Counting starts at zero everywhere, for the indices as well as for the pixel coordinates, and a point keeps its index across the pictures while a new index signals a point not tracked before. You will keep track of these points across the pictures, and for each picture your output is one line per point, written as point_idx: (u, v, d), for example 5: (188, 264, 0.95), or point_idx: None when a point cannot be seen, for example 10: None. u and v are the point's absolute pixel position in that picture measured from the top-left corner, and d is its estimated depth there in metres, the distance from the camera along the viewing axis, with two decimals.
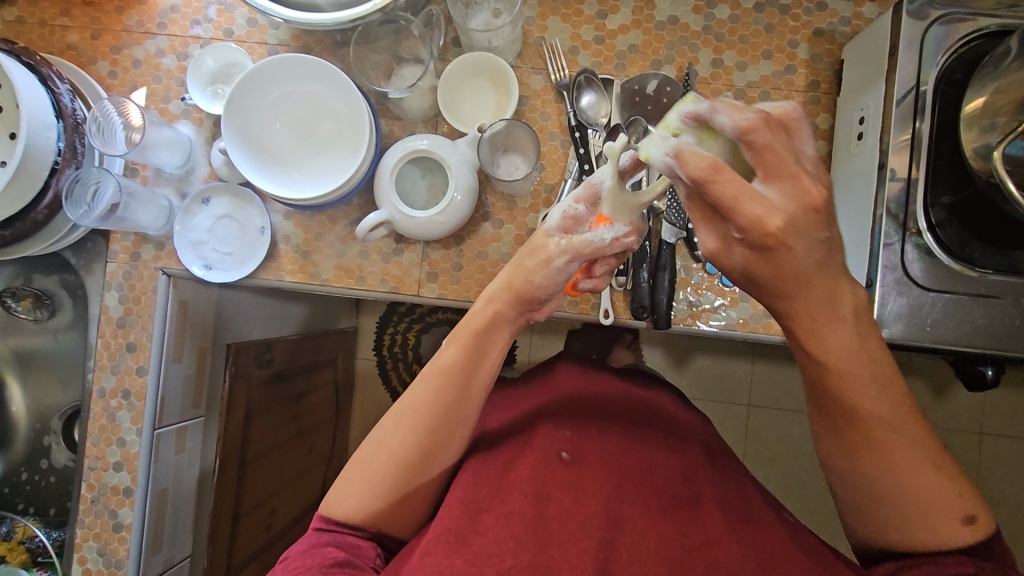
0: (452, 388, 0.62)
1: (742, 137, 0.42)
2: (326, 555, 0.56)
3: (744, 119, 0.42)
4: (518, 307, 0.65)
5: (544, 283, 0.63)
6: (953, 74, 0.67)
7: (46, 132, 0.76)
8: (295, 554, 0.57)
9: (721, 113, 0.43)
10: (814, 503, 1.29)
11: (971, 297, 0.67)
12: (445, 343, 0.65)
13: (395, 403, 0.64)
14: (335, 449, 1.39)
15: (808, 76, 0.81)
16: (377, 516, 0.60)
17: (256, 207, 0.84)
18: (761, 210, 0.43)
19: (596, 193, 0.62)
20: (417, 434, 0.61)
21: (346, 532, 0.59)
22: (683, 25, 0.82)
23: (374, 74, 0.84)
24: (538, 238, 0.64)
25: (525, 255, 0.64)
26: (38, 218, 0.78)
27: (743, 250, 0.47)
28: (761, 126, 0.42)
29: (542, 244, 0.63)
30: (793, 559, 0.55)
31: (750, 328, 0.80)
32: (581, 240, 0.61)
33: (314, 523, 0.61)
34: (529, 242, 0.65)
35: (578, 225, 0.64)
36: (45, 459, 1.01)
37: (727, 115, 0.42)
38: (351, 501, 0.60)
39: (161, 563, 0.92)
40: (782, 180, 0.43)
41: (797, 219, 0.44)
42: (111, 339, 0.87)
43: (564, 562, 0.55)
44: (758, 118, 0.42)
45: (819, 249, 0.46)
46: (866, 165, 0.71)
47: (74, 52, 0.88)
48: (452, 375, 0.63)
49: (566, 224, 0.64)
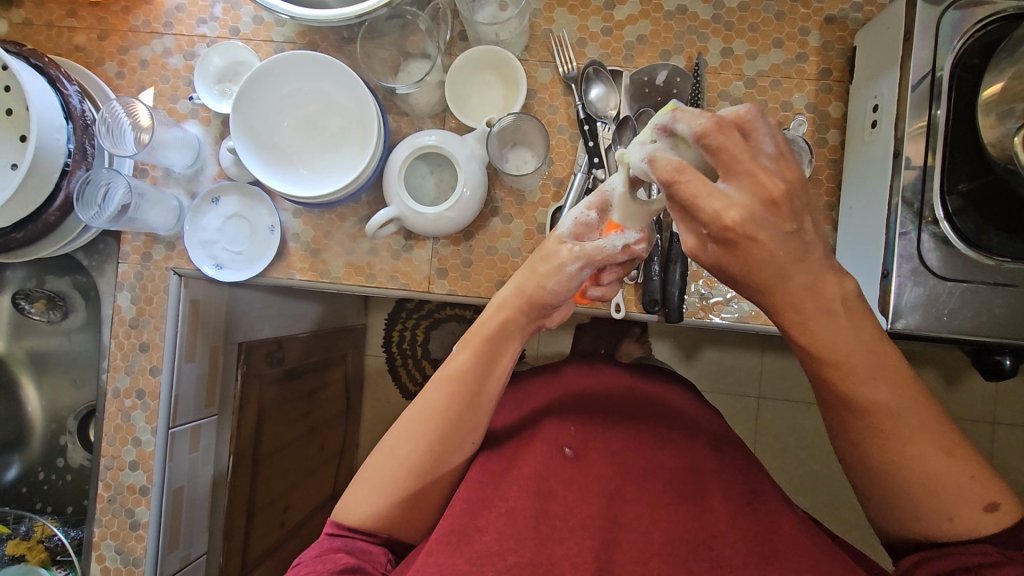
0: (463, 393, 0.62)
1: (700, 140, 0.44)
2: (336, 561, 0.56)
3: (698, 124, 0.44)
4: (529, 314, 0.65)
5: (557, 289, 0.62)
6: (969, 60, 0.66)
7: (56, 134, 0.76)
8: (307, 559, 0.57)
9: (679, 121, 0.45)
10: (826, 495, 1.29)
11: (990, 286, 0.66)
12: (456, 349, 0.65)
13: (405, 409, 0.63)
14: (346, 445, 1.39)
15: (820, 64, 0.80)
16: (388, 521, 0.60)
17: (266, 206, 0.84)
18: (720, 205, 0.44)
19: (608, 200, 0.62)
20: (429, 442, 0.61)
21: (359, 538, 0.60)
22: (691, 14, 0.81)
23: (380, 70, 0.83)
24: (551, 246, 0.64)
25: (538, 261, 0.64)
26: (49, 220, 0.79)
27: (714, 246, 0.47)
28: (713, 129, 0.43)
29: (560, 256, 0.62)
30: (803, 550, 0.55)
31: (762, 319, 0.80)
32: (595, 248, 0.61)
33: (326, 529, 0.61)
34: (541, 249, 0.65)
35: (588, 233, 0.63)
36: (61, 458, 1.02)
37: (685, 123, 0.45)
38: (363, 507, 0.60)
39: (178, 561, 0.92)
40: (738, 178, 0.44)
41: (757, 212, 0.44)
42: (125, 340, 0.87)
43: (566, 560, 0.54)
44: (710, 122, 0.43)
45: (789, 242, 0.45)
46: (881, 154, 0.70)
47: (81, 53, 0.88)
48: (463, 381, 0.62)
49: (578, 231, 0.63)
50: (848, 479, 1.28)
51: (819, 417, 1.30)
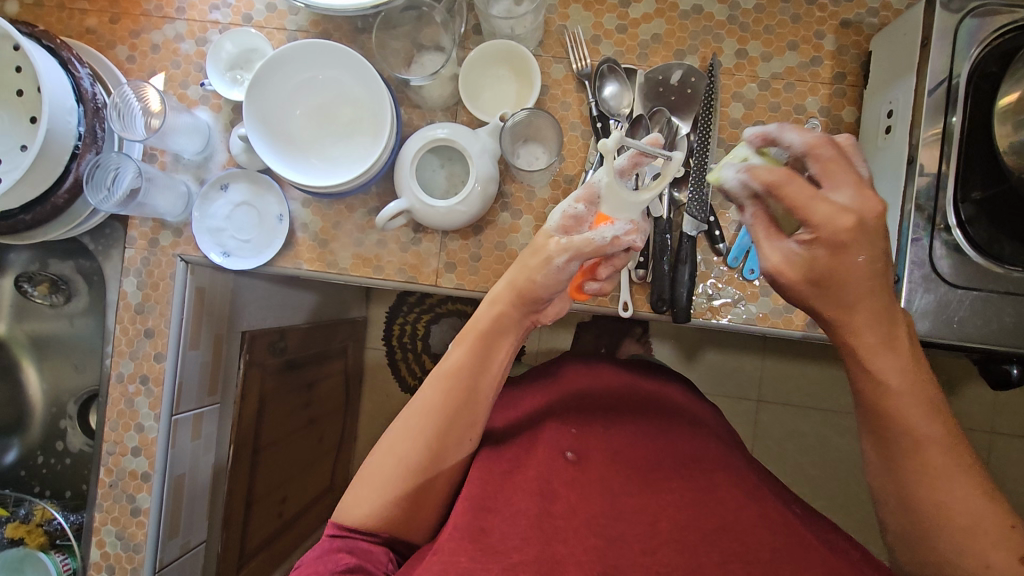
0: (461, 386, 0.62)
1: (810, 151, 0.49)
2: (337, 561, 0.56)
3: (812, 136, 0.49)
4: (523, 309, 0.64)
5: (547, 282, 0.61)
6: (987, 67, 0.66)
7: (67, 116, 0.76)
8: (308, 561, 0.57)
9: (789, 132, 0.50)
10: (822, 499, 1.29)
11: (1000, 294, 0.66)
12: (452, 345, 0.65)
13: (405, 406, 0.63)
14: (345, 438, 1.39)
15: (835, 67, 0.80)
16: (390, 520, 0.60)
17: (275, 194, 0.84)
18: (831, 208, 0.46)
19: (597, 193, 0.62)
20: (427, 437, 0.61)
21: (360, 538, 0.59)
22: (707, 14, 0.81)
23: (394, 62, 0.83)
24: (540, 247, 0.62)
25: (528, 256, 0.63)
26: (58, 202, 0.78)
27: None
28: (825, 141, 0.49)
29: (550, 254, 0.61)
30: (811, 545, 0.55)
31: (770, 322, 0.80)
32: (582, 240, 0.60)
33: (327, 529, 0.61)
34: (532, 248, 0.63)
35: (571, 229, 0.63)
36: (60, 442, 1.02)
37: (796, 135, 0.50)
38: (363, 506, 0.60)
39: (178, 548, 0.92)
40: (842, 189, 0.48)
41: (867, 221, 0.47)
42: (129, 326, 0.87)
43: (570, 557, 0.53)
44: (823, 138, 0.49)
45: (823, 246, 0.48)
46: (895, 160, 0.70)
47: (92, 36, 0.87)
48: (460, 376, 0.63)
49: (565, 224, 0.63)
50: (844, 484, 1.29)
51: (818, 422, 1.30)
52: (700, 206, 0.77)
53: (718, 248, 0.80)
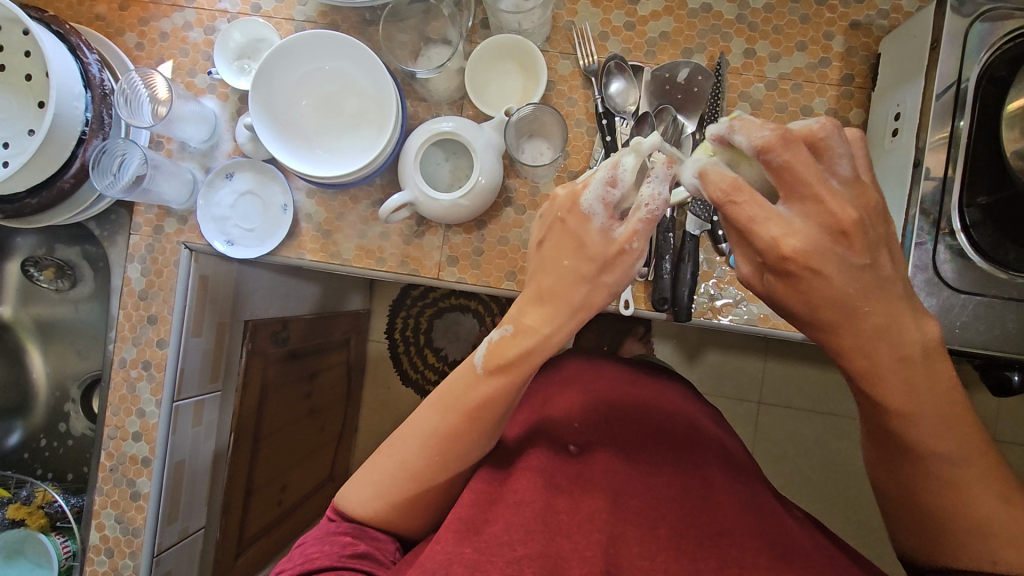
0: (487, 415, 0.59)
1: (761, 155, 0.42)
2: (342, 544, 0.57)
3: (759, 137, 0.41)
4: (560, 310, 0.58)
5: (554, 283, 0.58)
6: (997, 72, 0.66)
7: (75, 101, 0.76)
8: (311, 540, 0.59)
9: (738, 132, 0.43)
10: (820, 503, 1.29)
11: (1003, 301, 0.67)
12: (484, 373, 0.59)
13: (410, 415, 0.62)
14: (346, 429, 1.39)
15: (843, 69, 0.79)
16: (388, 514, 0.61)
17: (279, 183, 0.84)
18: None
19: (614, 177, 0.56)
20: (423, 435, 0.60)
21: (365, 527, 0.61)
22: (716, 13, 0.81)
23: (400, 54, 0.82)
24: (608, 251, 0.56)
25: (584, 265, 0.56)
26: (64, 186, 0.78)
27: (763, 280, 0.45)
28: (778, 144, 0.41)
29: (626, 251, 0.56)
30: (809, 552, 0.55)
31: (772, 323, 0.79)
32: (644, 218, 0.55)
33: (328, 514, 0.62)
34: (591, 250, 0.56)
35: (613, 220, 0.56)
36: (63, 424, 1.03)
37: (744, 134, 0.42)
38: (362, 494, 0.61)
39: (177, 533, 0.93)
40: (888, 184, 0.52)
41: None
42: (133, 311, 0.87)
43: (574, 553, 0.54)
44: (774, 136, 0.41)
45: (867, 279, 0.44)
46: (900, 165, 0.70)
47: (101, 22, 0.88)
48: (491, 409, 0.59)
49: (610, 214, 0.55)
50: (843, 487, 1.29)
51: (818, 425, 1.30)
52: (704, 206, 0.78)
53: (720, 248, 0.80)
